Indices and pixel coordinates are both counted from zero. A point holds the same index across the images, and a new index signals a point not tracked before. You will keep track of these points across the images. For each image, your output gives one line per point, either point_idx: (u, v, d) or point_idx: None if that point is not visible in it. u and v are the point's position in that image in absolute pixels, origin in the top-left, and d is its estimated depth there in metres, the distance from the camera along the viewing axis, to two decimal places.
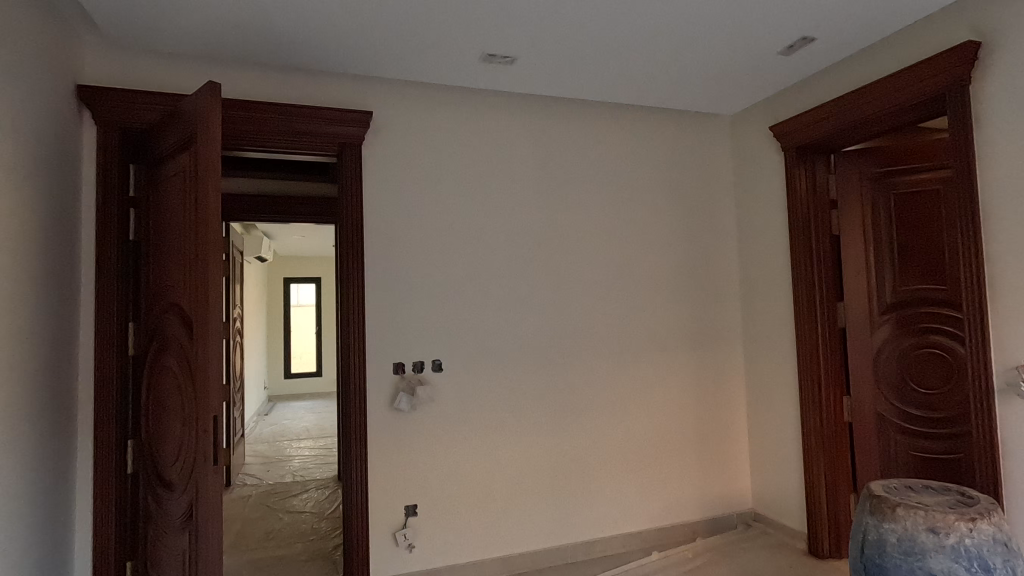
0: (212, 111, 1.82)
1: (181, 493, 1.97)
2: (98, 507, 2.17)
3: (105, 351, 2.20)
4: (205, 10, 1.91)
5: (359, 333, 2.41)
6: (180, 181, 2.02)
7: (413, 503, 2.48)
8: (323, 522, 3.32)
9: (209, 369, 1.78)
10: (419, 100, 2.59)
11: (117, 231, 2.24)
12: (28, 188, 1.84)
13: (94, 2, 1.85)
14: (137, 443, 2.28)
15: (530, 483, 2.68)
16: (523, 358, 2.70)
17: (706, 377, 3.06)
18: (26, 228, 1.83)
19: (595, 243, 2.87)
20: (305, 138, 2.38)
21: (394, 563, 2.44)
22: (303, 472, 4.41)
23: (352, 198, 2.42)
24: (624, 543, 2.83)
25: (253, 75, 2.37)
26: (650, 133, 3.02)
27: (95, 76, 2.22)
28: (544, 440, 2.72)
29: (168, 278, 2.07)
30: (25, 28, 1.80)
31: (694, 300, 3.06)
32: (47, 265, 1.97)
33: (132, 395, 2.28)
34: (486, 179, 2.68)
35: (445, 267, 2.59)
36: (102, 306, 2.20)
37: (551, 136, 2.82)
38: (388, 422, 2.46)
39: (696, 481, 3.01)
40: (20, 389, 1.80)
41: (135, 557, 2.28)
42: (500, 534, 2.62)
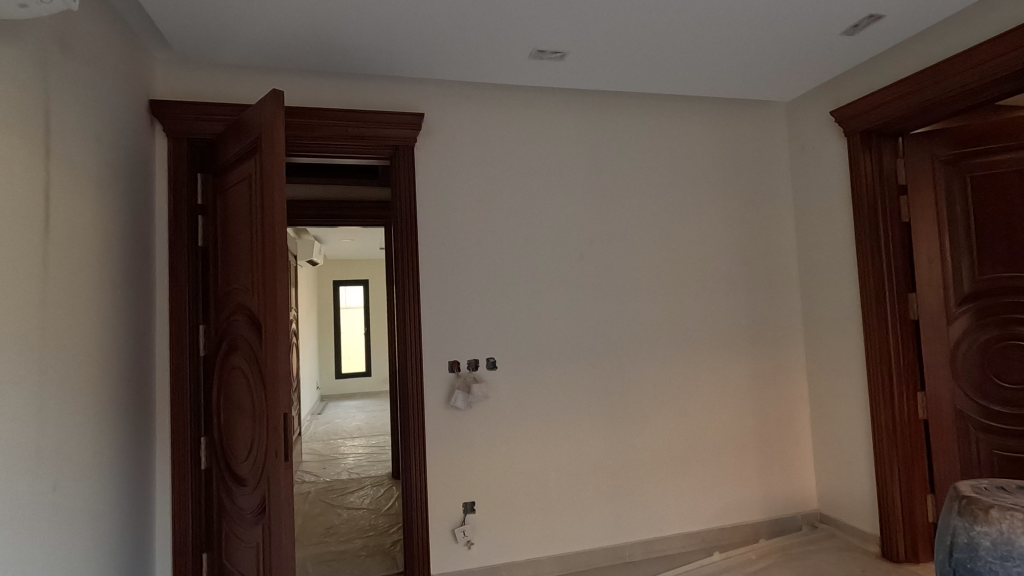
0: (276, 118, 1.88)
1: (253, 489, 2.04)
2: (176, 500, 2.29)
3: (179, 352, 2.31)
4: (266, 22, 1.98)
5: (414, 333, 2.44)
6: (246, 188, 2.10)
7: (472, 500, 2.50)
8: (381, 519, 3.39)
9: (278, 367, 1.84)
10: (470, 100, 2.61)
11: (188, 237, 2.35)
12: (108, 199, 1.95)
13: (165, 20, 1.95)
14: (209, 441, 2.37)
15: (587, 481, 2.66)
16: (577, 355, 2.68)
17: (766, 373, 2.97)
18: (107, 237, 1.94)
19: (647, 238, 2.82)
20: (359, 141, 2.43)
21: (454, 559, 2.47)
22: (358, 469, 4.51)
23: (406, 200, 2.46)
24: (684, 543, 2.77)
25: (310, 83, 2.44)
26: (702, 124, 2.95)
27: (165, 92, 2.34)
28: (600, 438, 2.69)
29: (236, 281, 2.15)
30: (104, 47, 1.91)
31: (751, 295, 2.96)
32: (126, 271, 2.08)
33: (204, 395, 2.38)
34: (536, 177, 2.68)
35: (497, 265, 2.60)
36: (176, 308, 2.31)
37: (601, 131, 2.78)
38: (445, 420, 2.49)
39: (758, 481, 2.92)
40: (105, 388, 1.91)
41: (210, 549, 2.37)
42: (558, 532, 2.60)
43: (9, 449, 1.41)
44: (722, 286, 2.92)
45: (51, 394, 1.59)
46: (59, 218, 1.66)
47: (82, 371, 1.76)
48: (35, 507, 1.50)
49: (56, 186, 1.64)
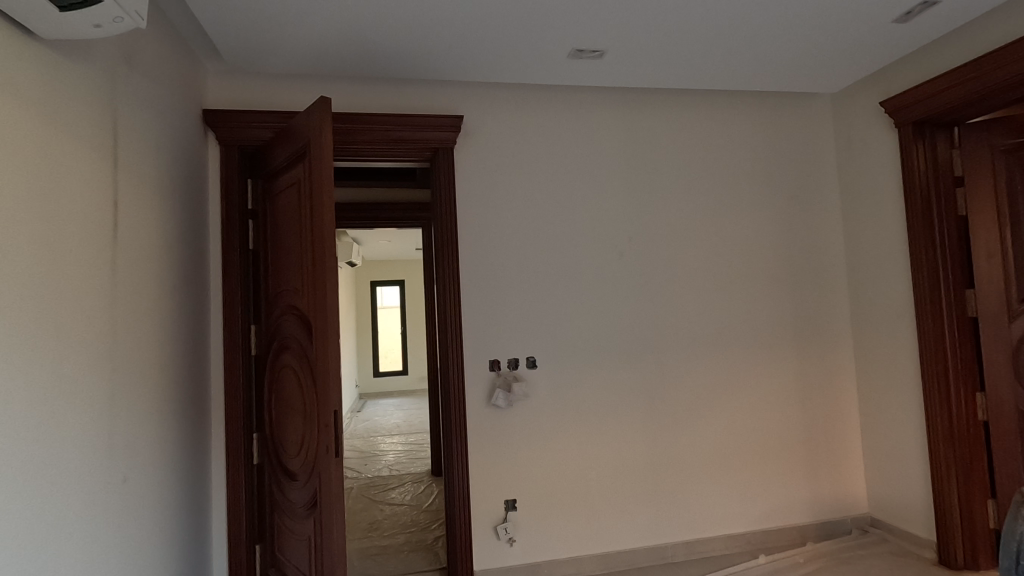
0: (324, 125, 1.94)
1: (305, 484, 2.11)
2: (231, 493, 2.39)
3: (233, 352, 2.40)
4: (313, 31, 2.05)
5: (456, 332, 2.48)
6: (295, 192, 2.17)
7: (513, 498, 2.52)
8: (422, 514, 3.45)
9: (329, 366, 1.90)
10: (507, 100, 2.63)
11: (239, 240, 2.44)
12: (167, 205, 2.04)
13: (219, 33, 2.03)
14: (261, 437, 2.47)
15: (628, 481, 2.65)
16: (617, 354, 2.67)
17: (813, 373, 2.89)
18: (167, 243, 2.03)
19: (688, 236, 2.79)
20: (400, 145, 2.48)
21: (496, 556, 2.49)
22: (398, 466, 4.60)
23: (446, 201, 2.50)
24: (728, 545, 2.73)
25: (353, 89, 2.50)
26: (743, 118, 2.89)
27: (216, 102, 2.44)
28: (640, 437, 2.67)
29: (286, 283, 2.23)
30: (163, 61, 2.00)
31: (796, 292, 2.89)
32: (184, 274, 2.18)
33: (255, 392, 2.47)
34: (575, 176, 2.68)
35: (536, 264, 2.61)
36: (228, 309, 2.41)
37: (639, 128, 2.76)
38: (486, 418, 2.52)
39: (805, 483, 2.85)
40: (167, 386, 2.01)
41: (263, 541, 2.46)
42: (599, 531, 2.60)
43: (85, 444, 1.50)
44: (765, 283, 2.86)
45: (120, 391, 1.69)
46: (126, 224, 1.75)
47: (146, 370, 1.86)
48: (107, 498, 1.59)
49: (123, 195, 1.74)
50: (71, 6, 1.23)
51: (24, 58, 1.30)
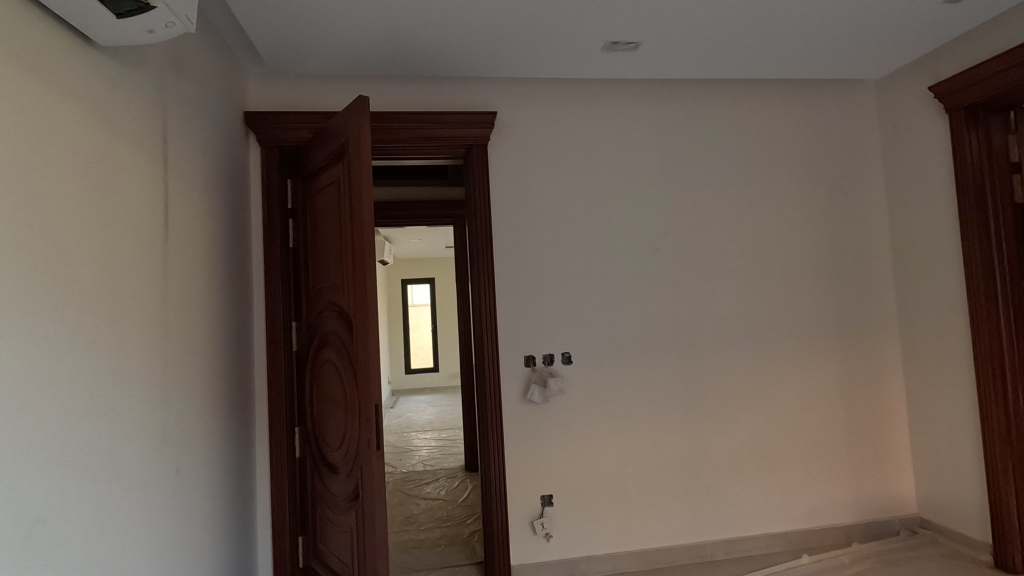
0: (362, 123, 1.97)
1: (347, 477, 2.15)
2: (275, 485, 2.45)
3: (275, 348, 2.47)
4: (350, 32, 2.08)
5: (492, 328, 2.49)
6: (334, 191, 2.21)
7: (549, 493, 2.52)
8: (457, 509, 3.49)
9: (369, 361, 1.92)
10: (541, 95, 2.62)
11: (280, 239, 2.50)
12: (213, 205, 2.11)
13: (260, 36, 2.08)
14: (303, 430, 2.53)
15: (665, 477, 2.62)
16: (653, 349, 2.64)
17: (857, 369, 2.81)
18: (213, 241, 2.10)
19: (725, 229, 2.74)
20: (435, 142, 2.50)
21: (533, 551, 2.50)
22: (432, 461, 4.64)
23: (480, 198, 2.51)
24: (769, 544, 2.67)
25: (388, 88, 2.53)
26: (783, 108, 2.82)
27: (257, 104, 2.50)
28: (678, 434, 2.64)
29: (326, 280, 2.27)
30: (208, 65, 2.06)
31: (839, 286, 2.81)
32: (229, 272, 2.24)
33: (297, 388, 2.53)
34: (609, 170, 2.66)
35: (570, 259, 2.60)
36: (271, 306, 2.47)
37: (674, 120, 2.72)
38: (522, 414, 2.53)
39: (850, 481, 2.77)
40: (214, 381, 2.07)
41: (305, 532, 2.52)
42: (637, 528, 2.58)
43: (140, 437, 1.56)
44: (807, 276, 2.79)
45: (172, 385, 1.75)
46: (176, 224, 1.81)
47: (195, 365, 1.92)
48: (161, 486, 1.66)
49: (174, 196, 1.80)
50: (128, 13, 1.28)
51: (83, 63, 1.36)
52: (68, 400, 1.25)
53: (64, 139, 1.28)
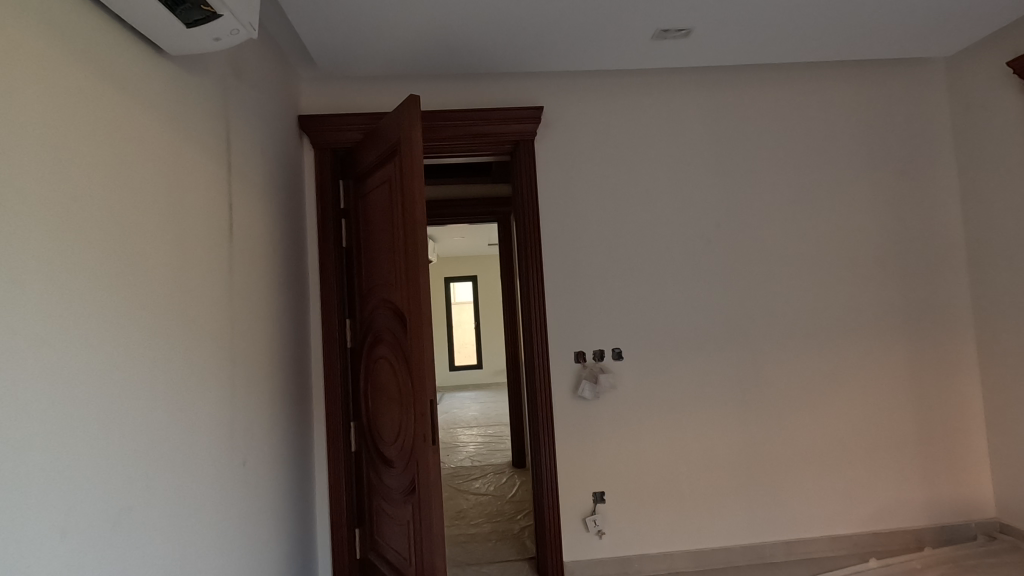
0: (413, 122, 1.99)
1: (402, 470, 2.19)
2: (333, 478, 2.52)
3: (331, 344, 2.53)
4: (400, 32, 2.10)
5: (541, 324, 2.49)
6: (386, 189, 2.24)
7: (601, 490, 2.50)
8: (506, 505, 3.50)
9: (424, 356, 1.94)
10: (588, 88, 2.59)
11: (333, 238, 2.56)
12: (272, 206, 2.18)
13: (314, 41, 2.14)
14: (357, 425, 2.59)
15: (720, 476, 2.55)
16: (706, 344, 2.58)
17: (927, 364, 2.66)
18: (272, 241, 2.17)
19: (782, 220, 2.64)
20: (482, 139, 2.50)
21: (586, 549, 2.48)
22: (479, 457, 4.69)
23: (528, 194, 2.51)
24: (833, 546, 2.57)
25: (436, 87, 2.55)
26: (842, 92, 2.69)
27: (310, 107, 2.57)
28: (733, 431, 2.57)
29: (379, 277, 2.31)
30: (265, 71, 2.13)
31: (906, 276, 2.67)
32: (287, 271, 2.31)
33: (351, 383, 2.59)
34: (660, 163, 2.60)
35: (621, 253, 2.56)
36: (325, 304, 2.54)
37: (726, 109, 2.64)
38: (573, 410, 2.51)
39: (919, 482, 2.63)
40: (275, 377, 2.15)
41: (362, 525, 2.58)
42: (692, 527, 2.52)
43: (209, 432, 1.62)
44: (871, 267, 2.66)
45: (238, 380, 1.82)
46: (239, 225, 1.88)
47: (258, 362, 1.99)
48: (229, 477, 1.73)
49: (237, 198, 1.88)
50: (195, 22, 1.34)
51: (154, 72, 1.42)
52: (145, 395, 1.32)
53: (138, 147, 1.34)
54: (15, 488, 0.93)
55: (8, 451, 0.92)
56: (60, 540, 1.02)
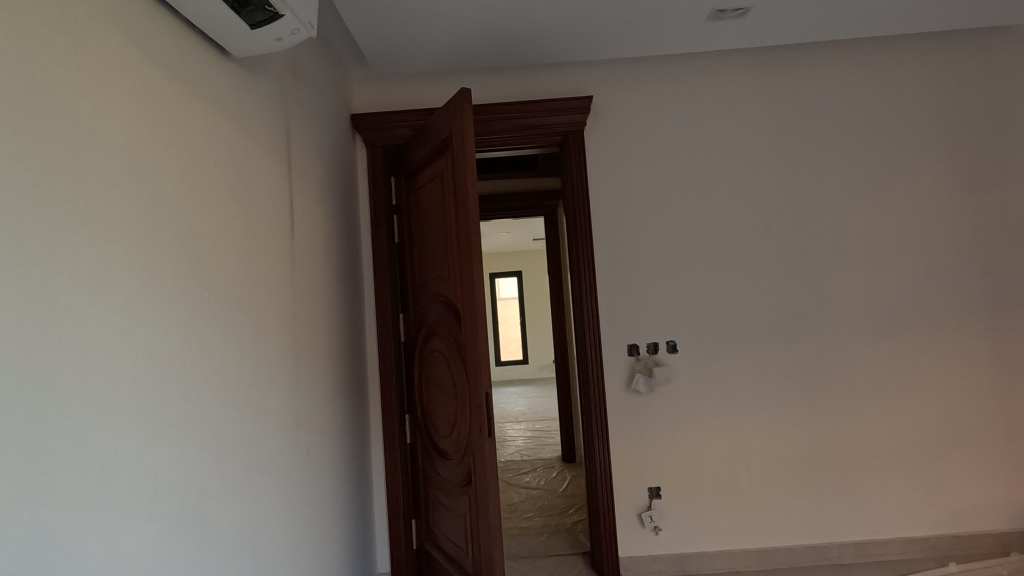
0: (465, 116, 1.99)
1: (458, 462, 2.21)
2: (389, 468, 2.57)
3: (385, 338, 2.58)
4: (450, 26, 2.11)
5: (594, 317, 2.46)
6: (438, 184, 2.26)
7: (657, 486, 2.45)
8: (558, 499, 3.49)
9: (479, 348, 1.95)
10: (638, 76, 2.54)
11: (387, 235, 2.61)
12: (329, 204, 2.23)
13: (366, 39, 2.17)
14: (412, 417, 2.63)
15: (782, 473, 2.45)
16: (766, 337, 2.49)
17: (1011, 357, 2.48)
18: (330, 237, 2.22)
19: (847, 206, 2.51)
20: (531, 131, 2.48)
21: (642, 545, 2.43)
22: (528, 451, 4.69)
23: (579, 185, 2.48)
24: (906, 549, 2.43)
25: (484, 82, 2.56)
26: (913, 67, 2.54)
27: (362, 106, 2.62)
28: (795, 426, 2.47)
29: (432, 272, 2.34)
30: (321, 73, 2.19)
31: (986, 264, 2.49)
32: (344, 268, 2.37)
33: (406, 377, 2.64)
34: (715, 150, 2.52)
35: (675, 244, 2.50)
36: (380, 299, 2.59)
37: (785, 91, 2.54)
38: (627, 404, 2.47)
39: (1004, 483, 2.46)
40: (334, 370, 2.21)
41: (418, 516, 2.62)
42: (753, 525, 2.44)
43: (275, 424, 1.69)
44: (947, 254, 2.50)
45: (301, 372, 1.88)
46: (299, 222, 1.93)
47: (319, 356, 2.05)
48: (294, 466, 1.79)
49: (297, 196, 1.93)
50: (260, 23, 1.39)
51: (220, 74, 1.47)
52: (218, 388, 1.37)
53: (206, 148, 1.39)
54: (106, 479, 0.98)
55: (99, 443, 0.97)
56: (147, 523, 1.07)
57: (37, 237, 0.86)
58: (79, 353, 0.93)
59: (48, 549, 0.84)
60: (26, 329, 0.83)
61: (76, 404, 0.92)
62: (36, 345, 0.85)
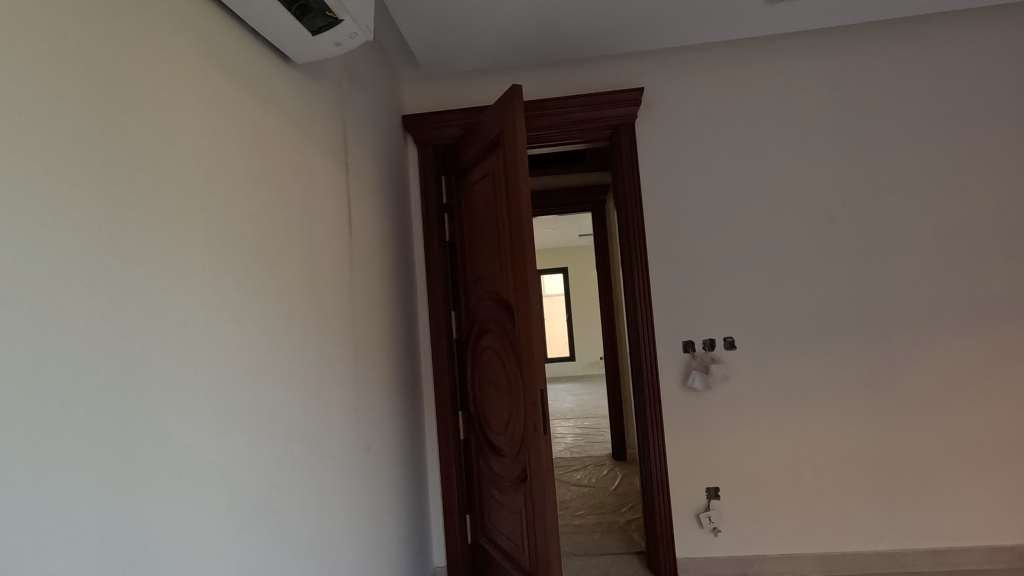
0: (516, 113, 1.99)
1: (512, 459, 2.22)
2: (444, 463, 2.61)
3: (438, 335, 2.62)
4: (499, 23, 2.11)
5: (647, 313, 2.41)
6: (489, 182, 2.27)
7: (715, 486, 2.38)
8: (610, 497, 3.46)
9: (534, 346, 1.95)
10: (690, 64, 2.47)
11: (438, 233, 2.64)
12: (383, 204, 2.28)
13: (417, 40, 2.20)
14: (466, 414, 2.65)
15: (850, 474, 2.34)
16: (830, 332, 2.38)
17: None
18: (384, 237, 2.26)
19: (919, 192, 2.37)
20: (580, 125, 2.46)
21: (700, 546, 2.37)
22: (578, 448, 4.67)
23: (630, 179, 2.44)
24: (990, 558, 2.28)
25: (533, 78, 2.55)
26: (992, 42, 2.36)
27: (412, 107, 2.65)
28: (863, 425, 2.35)
29: (484, 270, 2.35)
30: (374, 76, 2.23)
31: None
32: (398, 267, 2.41)
33: (459, 374, 2.67)
34: (772, 138, 2.43)
35: (731, 237, 2.42)
36: (432, 297, 2.62)
37: (849, 74, 2.41)
38: (683, 401, 2.41)
39: None
40: (390, 368, 2.25)
41: (472, 511, 2.65)
42: (819, 529, 2.34)
43: (338, 419, 1.74)
44: None
45: (360, 369, 1.93)
46: (355, 222, 1.98)
47: (376, 355, 2.09)
48: (354, 460, 1.84)
49: (354, 198, 1.98)
50: (320, 29, 1.43)
51: (283, 81, 1.52)
52: (285, 386, 1.42)
53: (270, 154, 1.43)
54: (186, 484, 1.01)
55: (182, 445, 1.01)
56: (226, 515, 1.13)
57: (126, 253, 0.90)
58: (162, 360, 0.97)
59: (140, 552, 0.88)
60: (117, 340, 0.87)
61: (162, 409, 0.96)
62: (130, 354, 0.90)
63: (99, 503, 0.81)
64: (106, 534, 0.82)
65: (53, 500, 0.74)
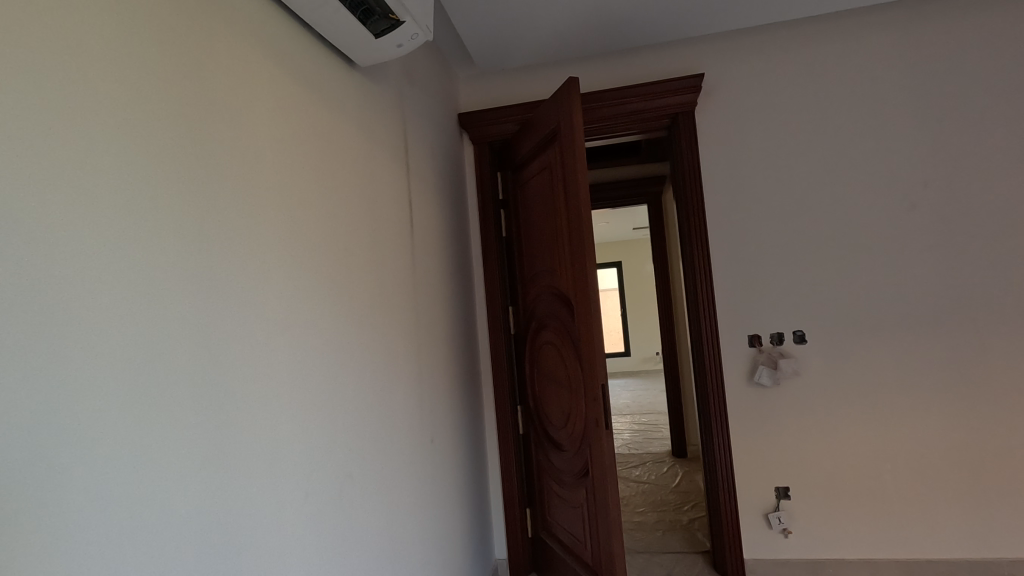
0: (573, 105, 1.97)
1: (573, 453, 2.21)
2: (503, 457, 2.63)
3: (496, 331, 2.64)
4: (553, 15, 2.10)
5: (710, 306, 2.33)
6: (546, 176, 2.26)
7: (785, 486, 2.29)
8: (671, 495, 3.39)
9: (594, 339, 1.93)
10: (754, 46, 2.37)
11: (494, 229, 2.66)
12: (442, 201, 2.32)
13: (473, 37, 2.22)
14: (524, 408, 2.67)
15: (935, 476, 2.19)
16: (911, 325, 2.23)
17: None
18: (443, 233, 2.30)
19: (1014, 172, 2.18)
20: (637, 116, 2.41)
21: (770, 547, 2.29)
22: (637, 445, 4.61)
23: (691, 169, 2.37)
24: None
25: (588, 69, 2.52)
26: None
27: (468, 104, 2.68)
28: (950, 424, 2.19)
29: (542, 265, 2.35)
30: (432, 76, 2.27)
31: None
32: (456, 263, 2.45)
33: (517, 369, 2.68)
34: (845, 119, 2.30)
35: (799, 226, 2.31)
36: (490, 293, 2.65)
37: (931, 46, 2.25)
38: (749, 397, 2.32)
39: None
40: (450, 362, 2.29)
41: (532, 505, 2.66)
42: (900, 533, 2.21)
43: (404, 411, 1.79)
44: None
45: (422, 362, 1.98)
46: (416, 219, 2.02)
47: (437, 349, 2.14)
48: (418, 452, 1.88)
49: (415, 196, 2.02)
50: (383, 32, 1.46)
51: (348, 84, 1.57)
52: (354, 380, 1.47)
53: (337, 156, 1.49)
54: (265, 479, 1.07)
55: (262, 441, 1.07)
56: (303, 503, 1.19)
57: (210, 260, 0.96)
58: (241, 358, 1.02)
59: (229, 541, 0.95)
60: (204, 340, 0.93)
61: (244, 407, 1.02)
62: (218, 353, 0.96)
63: (193, 496, 0.87)
64: (200, 524, 0.88)
65: (160, 491, 0.81)
